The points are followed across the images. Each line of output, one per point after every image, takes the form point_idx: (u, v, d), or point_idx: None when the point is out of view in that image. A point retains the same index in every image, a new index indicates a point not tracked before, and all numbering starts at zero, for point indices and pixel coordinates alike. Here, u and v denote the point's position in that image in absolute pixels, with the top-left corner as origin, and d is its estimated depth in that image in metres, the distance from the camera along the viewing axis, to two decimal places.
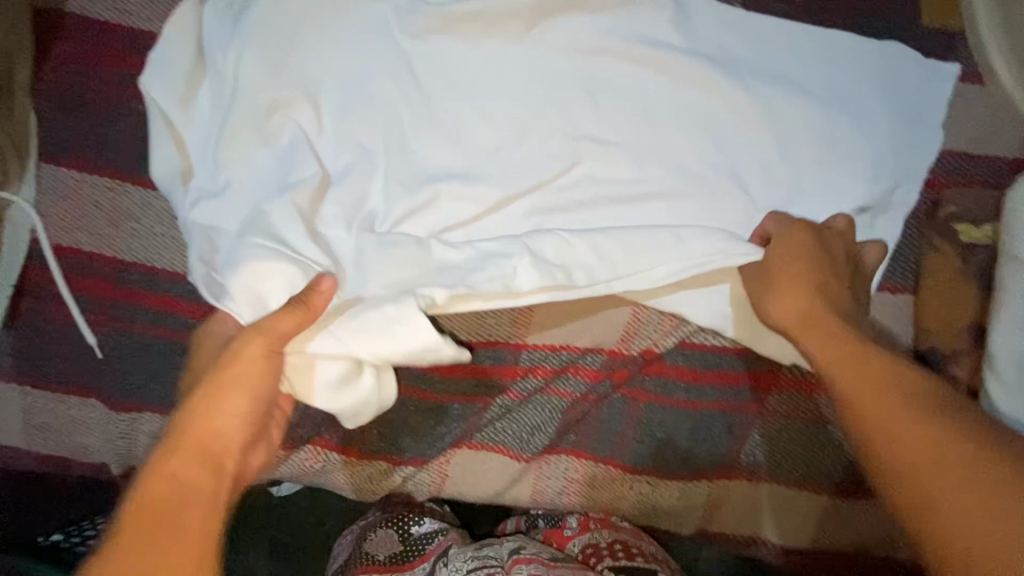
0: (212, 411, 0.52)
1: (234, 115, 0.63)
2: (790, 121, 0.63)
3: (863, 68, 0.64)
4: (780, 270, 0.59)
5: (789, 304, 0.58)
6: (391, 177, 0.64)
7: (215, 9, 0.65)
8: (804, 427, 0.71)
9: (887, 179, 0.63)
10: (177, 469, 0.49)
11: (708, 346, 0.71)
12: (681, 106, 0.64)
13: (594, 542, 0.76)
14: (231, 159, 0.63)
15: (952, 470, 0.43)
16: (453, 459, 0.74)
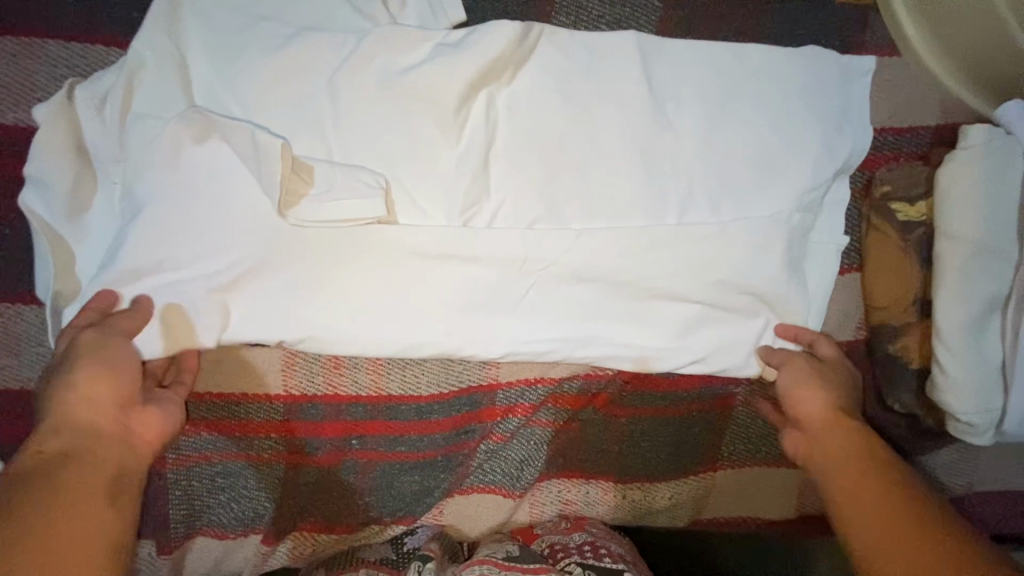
0: (88, 399, 0.51)
1: (138, 245, 0.56)
2: (720, 133, 0.64)
3: (782, 64, 0.64)
4: (788, 368, 0.64)
5: (811, 401, 0.63)
6: (330, 249, 0.60)
7: (85, 100, 0.57)
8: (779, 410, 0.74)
9: (822, 174, 0.64)
10: (73, 439, 0.49)
11: (657, 385, 0.72)
12: (618, 131, 0.64)
13: (563, 541, 0.73)
14: (147, 289, 0.57)
15: (899, 529, 0.49)
16: (447, 508, 0.73)
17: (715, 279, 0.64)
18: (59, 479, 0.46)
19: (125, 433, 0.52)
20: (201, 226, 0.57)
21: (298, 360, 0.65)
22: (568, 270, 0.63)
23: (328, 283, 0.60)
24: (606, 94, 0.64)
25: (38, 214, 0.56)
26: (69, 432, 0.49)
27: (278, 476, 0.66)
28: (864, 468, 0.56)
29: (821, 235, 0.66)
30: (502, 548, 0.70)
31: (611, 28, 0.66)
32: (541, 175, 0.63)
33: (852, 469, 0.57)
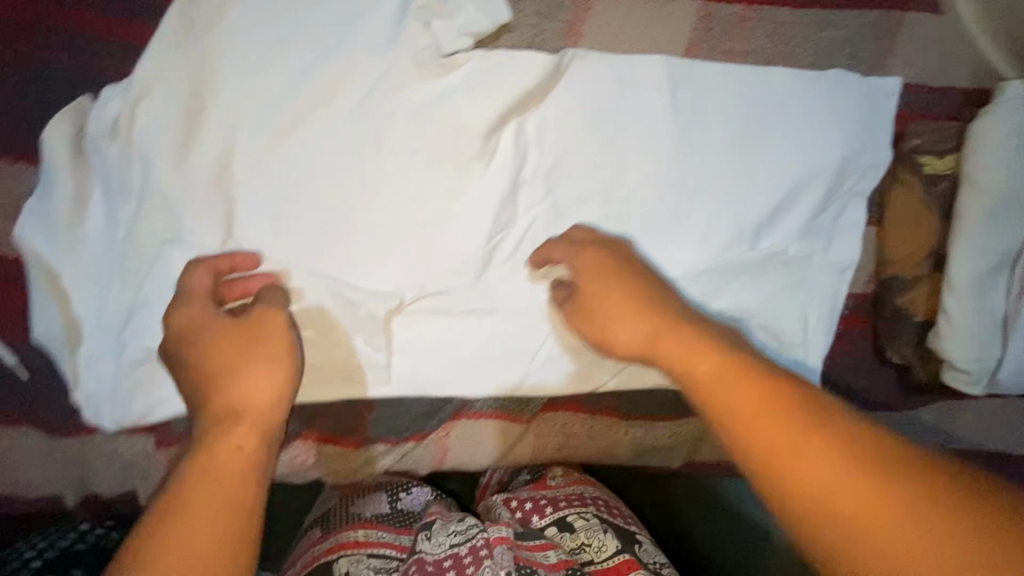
0: (248, 396, 0.47)
1: (154, 137, 0.52)
2: (756, 80, 0.64)
3: (834, 14, 0.65)
4: (610, 313, 0.59)
5: (628, 333, 0.58)
6: (366, 151, 0.58)
7: None
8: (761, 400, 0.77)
9: (854, 128, 0.65)
10: (241, 442, 0.44)
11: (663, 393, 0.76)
12: (664, 68, 0.63)
13: (576, 492, 0.72)
14: (165, 326, 0.55)
15: (836, 476, 0.41)
16: (454, 432, 0.71)
17: (720, 258, 0.68)
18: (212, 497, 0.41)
19: (262, 412, 0.47)
20: (225, 114, 0.54)
21: (300, 416, 0.65)
22: (596, 214, 0.67)
23: (376, 188, 0.59)
24: (653, 27, 0.63)
25: (31, 219, 0.53)
26: (194, 488, 0.41)
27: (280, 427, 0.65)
28: (741, 378, 0.48)
29: (850, 187, 0.67)
30: (503, 512, 0.69)
31: None
32: (584, 103, 0.63)
33: (764, 401, 0.45)
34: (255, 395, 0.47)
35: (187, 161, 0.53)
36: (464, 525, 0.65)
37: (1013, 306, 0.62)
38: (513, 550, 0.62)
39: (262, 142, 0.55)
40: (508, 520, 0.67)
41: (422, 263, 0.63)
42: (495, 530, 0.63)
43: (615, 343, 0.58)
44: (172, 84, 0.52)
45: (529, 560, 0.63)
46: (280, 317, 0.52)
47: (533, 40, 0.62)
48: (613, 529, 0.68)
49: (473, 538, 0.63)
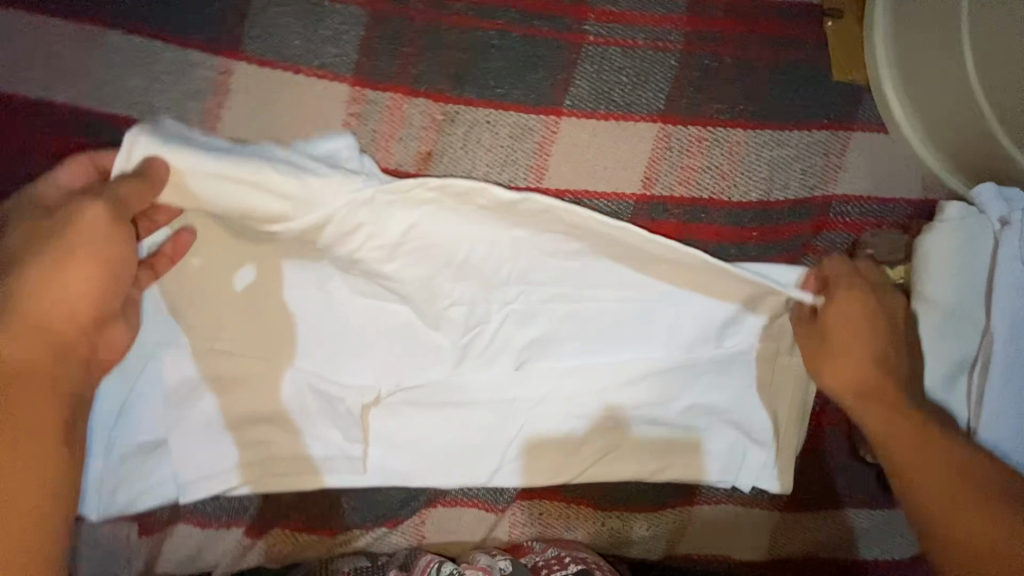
0: (61, 285, 0.52)
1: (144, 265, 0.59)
2: (707, 197, 0.71)
3: (780, 135, 0.71)
4: (839, 329, 0.62)
5: (847, 377, 0.62)
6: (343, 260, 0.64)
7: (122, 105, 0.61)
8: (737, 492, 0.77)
9: (803, 233, 0.71)
10: (19, 351, 0.50)
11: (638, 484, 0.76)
12: (626, 184, 0.70)
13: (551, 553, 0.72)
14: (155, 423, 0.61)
15: (962, 520, 0.54)
16: (429, 520, 0.73)
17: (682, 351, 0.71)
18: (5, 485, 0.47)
19: (98, 312, 0.54)
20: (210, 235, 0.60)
21: (276, 504, 0.67)
22: (558, 313, 0.70)
23: (358, 289, 0.65)
24: (615, 146, 0.70)
25: None
26: (18, 396, 0.49)
27: (253, 513, 0.66)
28: (926, 447, 0.58)
29: None
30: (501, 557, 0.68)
31: (631, 82, 0.70)
32: None
33: (912, 438, 0.58)
34: (71, 283, 0.52)
35: (180, 275, 0.60)
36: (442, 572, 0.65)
37: (976, 413, 0.62)
38: None
39: (242, 270, 0.61)
40: (489, 565, 0.67)
41: (401, 357, 0.68)
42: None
43: (832, 370, 0.63)
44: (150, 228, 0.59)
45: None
46: (100, 209, 0.53)
47: (505, 158, 0.69)
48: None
49: None
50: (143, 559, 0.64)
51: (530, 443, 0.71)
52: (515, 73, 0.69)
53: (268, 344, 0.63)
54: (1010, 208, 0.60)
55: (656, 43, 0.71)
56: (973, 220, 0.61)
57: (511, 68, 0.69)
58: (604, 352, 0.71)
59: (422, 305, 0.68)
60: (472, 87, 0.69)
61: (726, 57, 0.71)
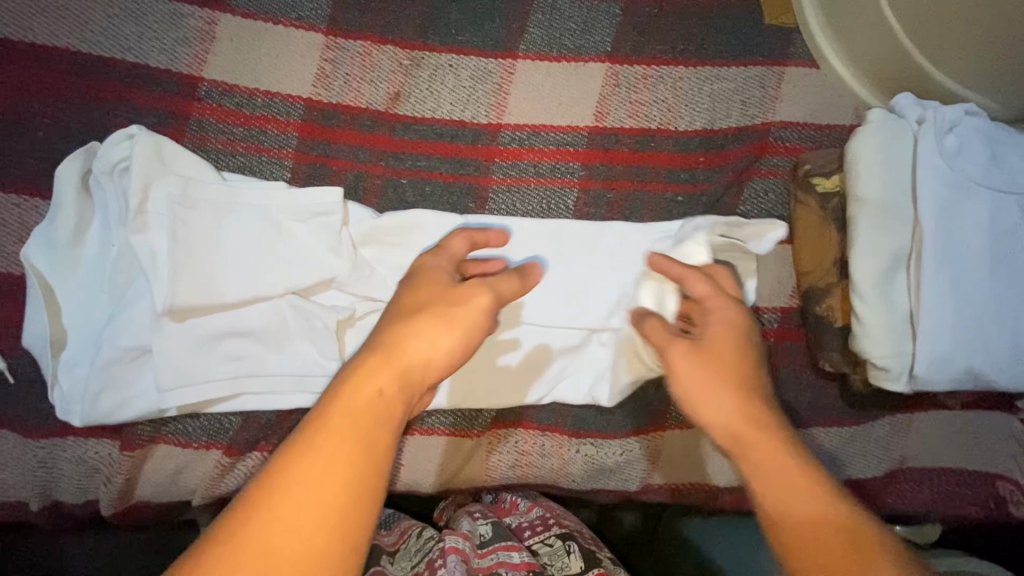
0: (435, 340, 0.56)
1: (146, 198, 0.62)
2: (657, 126, 0.76)
3: (720, 71, 0.78)
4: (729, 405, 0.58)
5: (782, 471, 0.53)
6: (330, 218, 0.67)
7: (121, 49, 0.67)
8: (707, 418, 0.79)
9: (747, 158, 0.77)
10: (381, 383, 0.51)
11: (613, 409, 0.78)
12: (580, 118, 0.76)
13: (532, 518, 0.77)
14: (139, 331, 0.62)
15: None
16: (407, 447, 0.74)
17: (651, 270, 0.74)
18: (359, 421, 0.48)
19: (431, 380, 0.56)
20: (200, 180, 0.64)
21: (254, 420, 0.67)
22: (535, 236, 0.74)
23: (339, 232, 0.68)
24: (568, 84, 0.76)
25: (35, 240, 0.62)
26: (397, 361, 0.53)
27: (229, 437, 0.67)
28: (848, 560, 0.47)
29: (752, 208, 0.77)
30: (481, 525, 0.73)
31: (580, 28, 0.77)
32: (512, 146, 0.75)
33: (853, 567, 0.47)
34: (465, 311, 0.58)
35: (168, 209, 0.63)
36: (422, 542, 0.71)
37: (917, 302, 0.66)
38: (467, 562, 0.66)
39: (234, 210, 0.65)
40: (469, 532, 0.71)
41: (374, 281, 0.70)
42: (451, 540, 0.68)
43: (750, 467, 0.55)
44: (150, 171, 0.62)
45: (478, 567, 0.67)
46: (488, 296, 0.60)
47: (467, 98, 0.74)
48: (577, 547, 0.70)
49: (430, 551, 0.68)
50: (122, 478, 0.64)
51: (503, 366, 0.73)
52: (474, 22, 0.76)
53: (247, 266, 0.65)
54: (924, 110, 0.67)
55: None
56: (893, 124, 0.67)
57: (470, 18, 0.76)
58: (571, 273, 0.74)
59: (394, 237, 0.70)
60: (435, 36, 0.75)
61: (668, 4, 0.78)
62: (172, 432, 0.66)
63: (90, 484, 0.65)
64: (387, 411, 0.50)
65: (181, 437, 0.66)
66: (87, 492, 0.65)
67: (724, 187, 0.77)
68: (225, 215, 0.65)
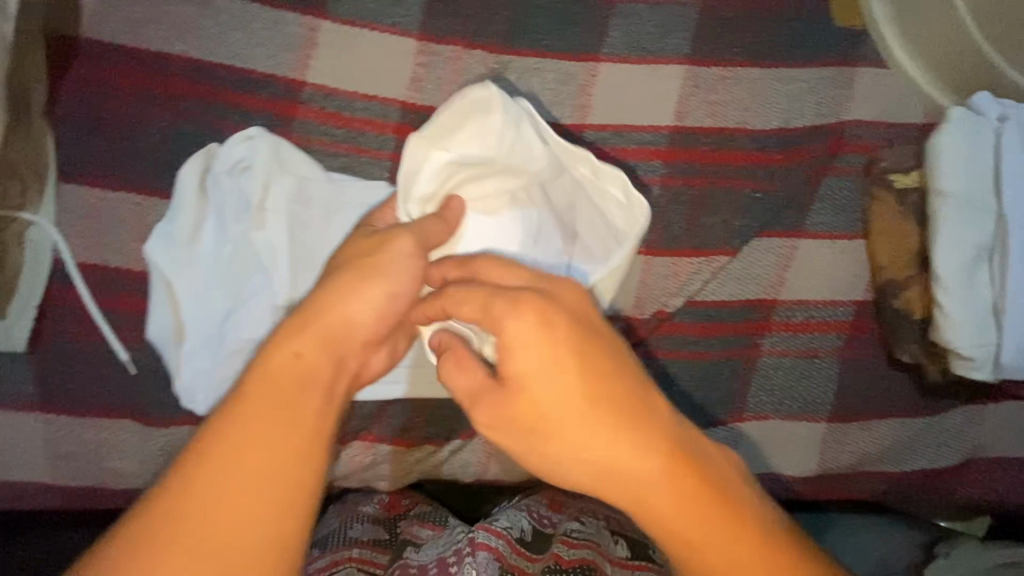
0: (548, 302, 0.49)
1: (265, 197, 0.67)
2: (734, 126, 0.79)
3: (793, 72, 0.80)
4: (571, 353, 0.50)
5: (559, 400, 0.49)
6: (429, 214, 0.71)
7: (228, 54, 0.70)
8: (783, 408, 0.81)
9: (822, 155, 0.80)
10: (300, 348, 0.52)
11: (693, 400, 0.80)
12: (660, 118, 0.78)
13: (581, 510, 0.73)
14: (257, 323, 0.66)
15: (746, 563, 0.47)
16: (495, 438, 0.76)
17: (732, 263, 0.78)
18: (534, 379, 0.48)
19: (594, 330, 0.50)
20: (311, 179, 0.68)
21: (357, 409, 0.71)
22: None
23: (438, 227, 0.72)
24: (649, 85, 0.78)
25: (157, 238, 0.65)
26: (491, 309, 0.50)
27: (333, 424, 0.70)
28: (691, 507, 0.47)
29: (828, 203, 0.79)
30: (523, 520, 0.69)
31: (659, 32, 0.79)
32: (596, 146, 0.77)
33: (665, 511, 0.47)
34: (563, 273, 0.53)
35: (284, 206, 0.67)
36: (452, 534, 0.69)
37: (999, 293, 0.69)
38: (500, 560, 0.64)
39: (342, 207, 0.69)
40: (514, 527, 0.68)
41: None
42: (482, 535, 0.66)
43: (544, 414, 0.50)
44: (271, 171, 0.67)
45: (514, 566, 0.65)
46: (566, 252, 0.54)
47: (552, 99, 0.77)
48: (624, 539, 0.70)
49: (460, 542, 0.66)
50: None
51: None
52: (556, 27, 0.78)
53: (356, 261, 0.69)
54: (1004, 108, 0.70)
55: None
56: (974, 122, 0.70)
57: (553, 22, 0.78)
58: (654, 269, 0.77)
59: None
60: (522, 40, 0.77)
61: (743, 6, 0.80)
62: None
63: None
64: (575, 371, 0.49)
65: None
66: None
67: (801, 184, 0.79)
68: (334, 213, 0.68)
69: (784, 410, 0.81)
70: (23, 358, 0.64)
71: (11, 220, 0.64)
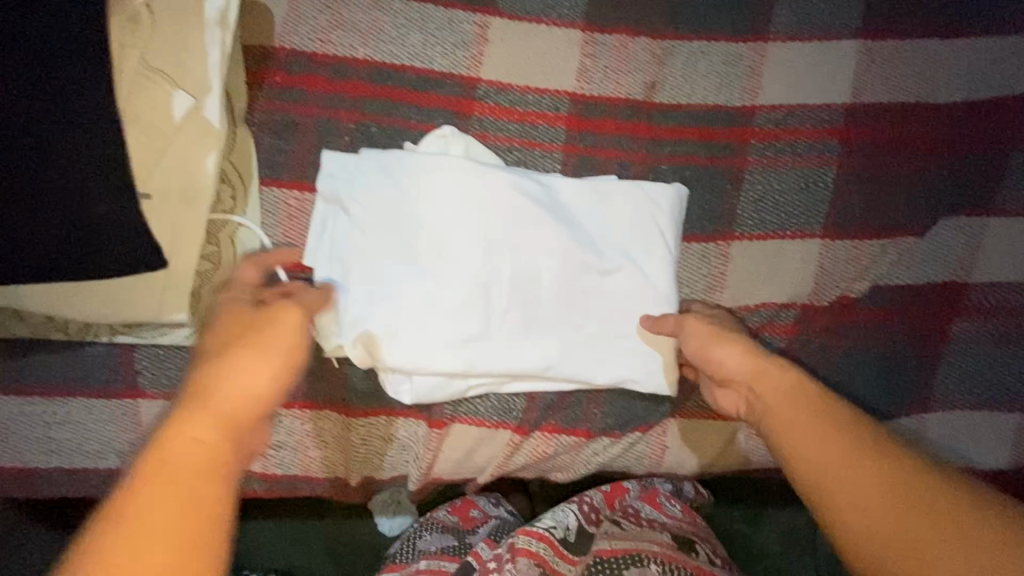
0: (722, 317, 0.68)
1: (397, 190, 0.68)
2: (914, 102, 0.75)
3: (976, 41, 0.76)
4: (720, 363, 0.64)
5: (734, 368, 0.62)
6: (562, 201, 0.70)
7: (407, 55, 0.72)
8: (976, 399, 0.76)
9: (1010, 128, 0.75)
10: (200, 434, 0.46)
11: (881, 388, 0.75)
12: (833, 96, 0.75)
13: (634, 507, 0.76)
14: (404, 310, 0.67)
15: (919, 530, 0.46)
16: (671, 430, 0.74)
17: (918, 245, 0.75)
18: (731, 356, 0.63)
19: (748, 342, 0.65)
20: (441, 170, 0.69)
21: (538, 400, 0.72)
22: (793, 215, 0.74)
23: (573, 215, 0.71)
24: (821, 63, 0.76)
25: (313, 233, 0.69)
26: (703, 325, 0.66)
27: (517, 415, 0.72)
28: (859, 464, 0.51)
29: (1017, 179, 0.75)
30: (568, 516, 0.72)
31: (829, 7, 0.76)
32: (768, 127, 0.75)
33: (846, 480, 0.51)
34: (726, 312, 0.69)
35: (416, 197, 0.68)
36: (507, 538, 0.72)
37: None
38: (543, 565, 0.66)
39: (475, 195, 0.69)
40: (561, 525, 0.71)
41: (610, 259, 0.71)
42: (523, 542, 0.68)
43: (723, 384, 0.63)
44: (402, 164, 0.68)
45: (554, 570, 0.67)
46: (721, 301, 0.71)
47: (721, 82, 0.75)
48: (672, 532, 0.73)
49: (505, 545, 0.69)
50: (429, 453, 0.72)
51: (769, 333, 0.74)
52: (722, 6, 0.76)
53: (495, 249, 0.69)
54: None
55: None
56: None
57: (718, 2, 0.76)
58: (833, 253, 0.74)
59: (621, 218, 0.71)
60: (688, 23, 0.76)
61: None
62: (470, 412, 0.71)
63: (401, 458, 0.72)
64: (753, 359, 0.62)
65: (475, 416, 0.71)
66: (398, 465, 0.73)
67: (987, 160, 0.75)
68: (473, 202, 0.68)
69: (978, 401, 0.76)
70: None
71: (222, 223, 0.67)
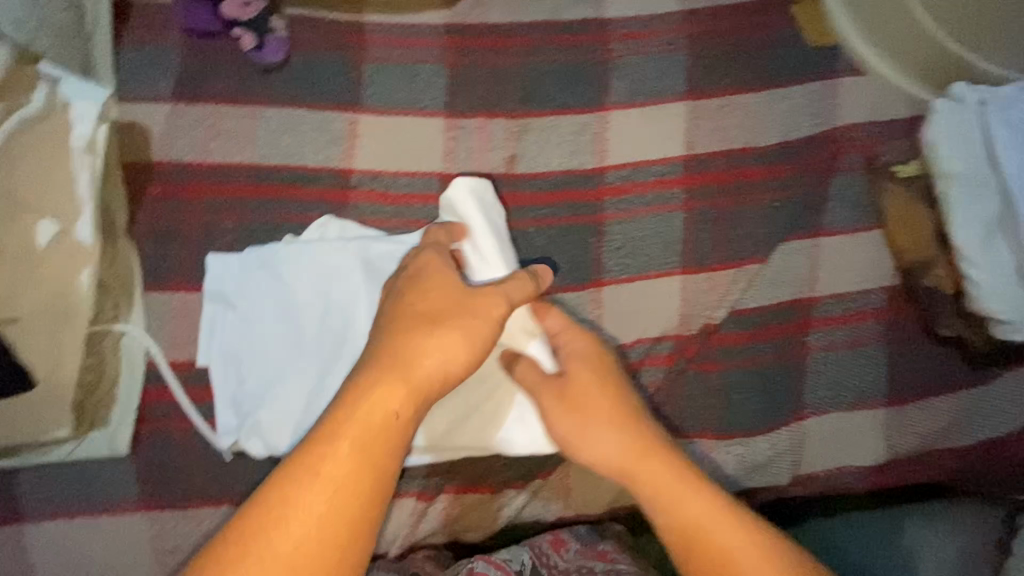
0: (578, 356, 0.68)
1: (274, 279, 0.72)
2: (740, 147, 0.87)
3: (782, 92, 0.89)
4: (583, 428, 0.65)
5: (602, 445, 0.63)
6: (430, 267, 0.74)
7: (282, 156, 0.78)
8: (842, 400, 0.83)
9: (824, 159, 0.87)
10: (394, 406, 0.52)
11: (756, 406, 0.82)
12: (671, 151, 0.86)
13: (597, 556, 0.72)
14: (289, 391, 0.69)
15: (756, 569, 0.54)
16: (571, 472, 0.77)
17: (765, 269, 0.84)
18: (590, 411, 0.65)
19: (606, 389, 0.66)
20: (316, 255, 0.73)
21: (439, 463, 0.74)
22: (653, 259, 0.83)
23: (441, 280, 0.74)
24: (656, 124, 0.87)
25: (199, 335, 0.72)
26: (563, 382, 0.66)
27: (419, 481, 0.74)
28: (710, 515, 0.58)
29: (841, 200, 0.85)
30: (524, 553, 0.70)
31: (656, 77, 0.88)
32: (619, 183, 0.84)
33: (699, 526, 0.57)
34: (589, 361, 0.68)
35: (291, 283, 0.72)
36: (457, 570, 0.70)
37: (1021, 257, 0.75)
38: None
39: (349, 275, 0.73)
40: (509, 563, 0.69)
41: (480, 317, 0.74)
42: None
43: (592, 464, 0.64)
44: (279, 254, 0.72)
45: None
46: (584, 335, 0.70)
47: (572, 149, 0.85)
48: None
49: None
50: None
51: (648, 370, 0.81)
52: (566, 85, 0.87)
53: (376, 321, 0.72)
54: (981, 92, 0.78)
55: (667, 47, 0.89)
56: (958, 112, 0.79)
57: (562, 82, 0.87)
58: (692, 287, 0.82)
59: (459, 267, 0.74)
60: (537, 102, 0.86)
61: (726, 44, 0.89)
62: None
63: None
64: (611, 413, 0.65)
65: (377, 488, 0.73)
66: None
67: (812, 188, 0.85)
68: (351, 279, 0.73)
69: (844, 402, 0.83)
70: (127, 462, 0.68)
71: (105, 334, 0.70)
